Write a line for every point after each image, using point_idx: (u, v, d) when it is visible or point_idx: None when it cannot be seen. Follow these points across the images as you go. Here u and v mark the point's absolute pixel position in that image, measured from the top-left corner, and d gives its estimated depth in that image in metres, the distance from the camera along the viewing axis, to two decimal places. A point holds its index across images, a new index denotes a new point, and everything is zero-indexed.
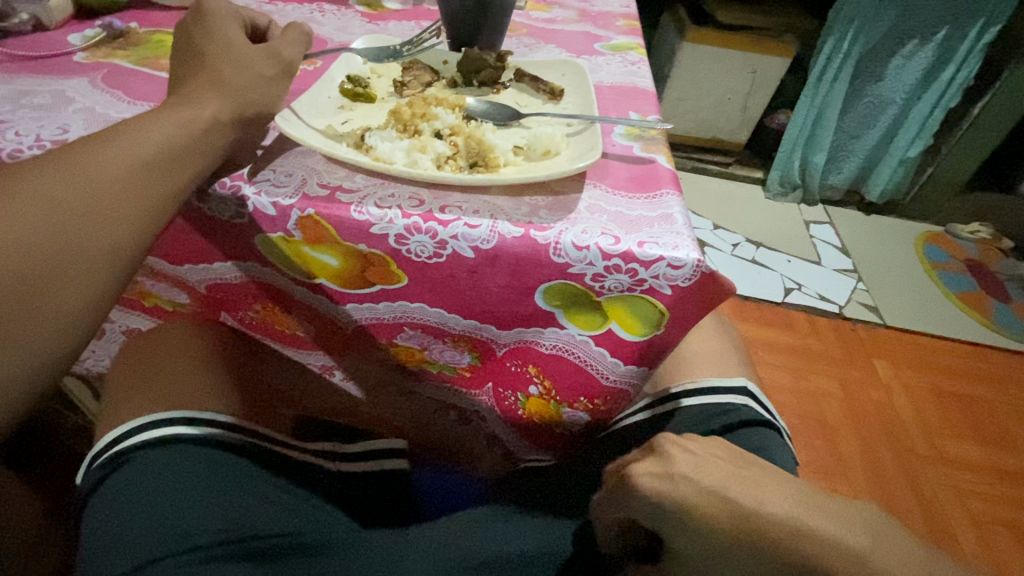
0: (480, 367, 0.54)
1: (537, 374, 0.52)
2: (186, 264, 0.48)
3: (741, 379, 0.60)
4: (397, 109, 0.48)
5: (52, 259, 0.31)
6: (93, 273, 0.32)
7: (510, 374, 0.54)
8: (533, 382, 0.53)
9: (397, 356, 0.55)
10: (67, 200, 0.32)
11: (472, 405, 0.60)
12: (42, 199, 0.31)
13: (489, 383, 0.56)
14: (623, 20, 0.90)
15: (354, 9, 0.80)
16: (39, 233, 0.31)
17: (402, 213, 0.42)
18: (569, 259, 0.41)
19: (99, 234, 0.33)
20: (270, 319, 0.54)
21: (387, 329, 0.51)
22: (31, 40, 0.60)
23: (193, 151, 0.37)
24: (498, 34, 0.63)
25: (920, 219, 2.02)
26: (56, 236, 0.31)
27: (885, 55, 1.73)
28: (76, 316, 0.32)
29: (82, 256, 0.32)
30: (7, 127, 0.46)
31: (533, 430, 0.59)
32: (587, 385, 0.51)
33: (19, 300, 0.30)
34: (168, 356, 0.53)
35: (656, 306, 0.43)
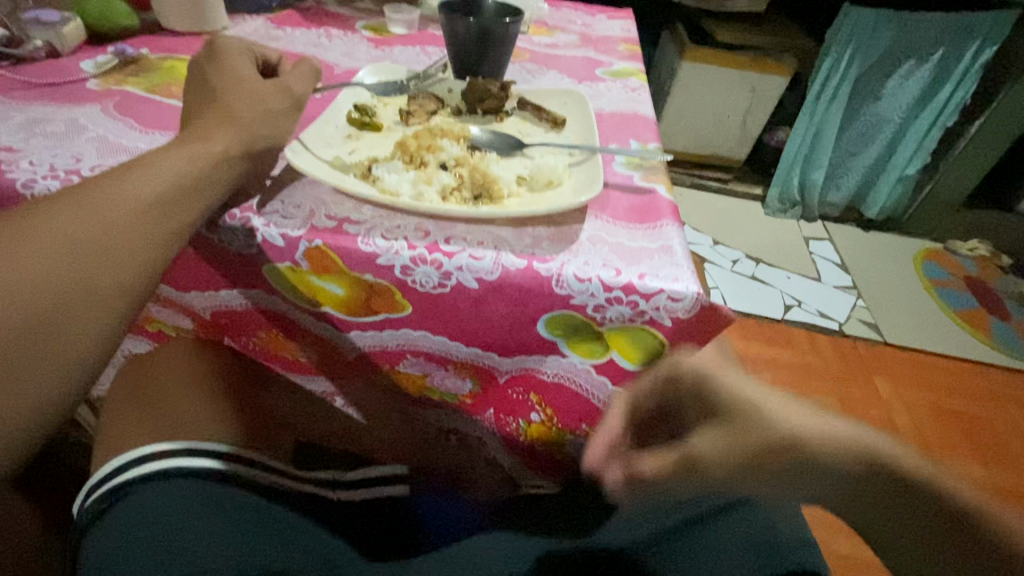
0: (480, 394, 0.55)
1: (538, 401, 0.53)
2: (194, 291, 0.49)
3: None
4: (403, 141, 0.49)
5: (68, 297, 0.31)
6: (106, 308, 0.33)
7: (511, 402, 0.54)
8: (534, 410, 0.54)
9: (400, 382, 0.55)
10: (82, 239, 0.33)
11: (473, 430, 0.60)
12: (58, 238, 0.32)
13: (490, 410, 0.56)
14: (624, 44, 0.92)
15: (360, 34, 0.82)
16: (56, 272, 0.31)
17: (407, 245, 0.42)
18: (571, 291, 0.42)
19: (113, 272, 0.33)
20: (274, 346, 0.55)
21: (391, 356, 0.51)
22: (44, 66, 0.61)
23: (204, 186, 0.38)
24: (502, 63, 0.64)
25: (918, 236, 2.03)
26: (72, 275, 0.32)
27: (883, 75, 1.75)
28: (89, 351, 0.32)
29: (95, 291, 0.32)
30: (22, 156, 0.47)
31: (531, 456, 0.60)
32: (587, 412, 0.52)
33: (33, 338, 0.30)
34: (171, 379, 0.54)
35: (656, 336, 0.44)
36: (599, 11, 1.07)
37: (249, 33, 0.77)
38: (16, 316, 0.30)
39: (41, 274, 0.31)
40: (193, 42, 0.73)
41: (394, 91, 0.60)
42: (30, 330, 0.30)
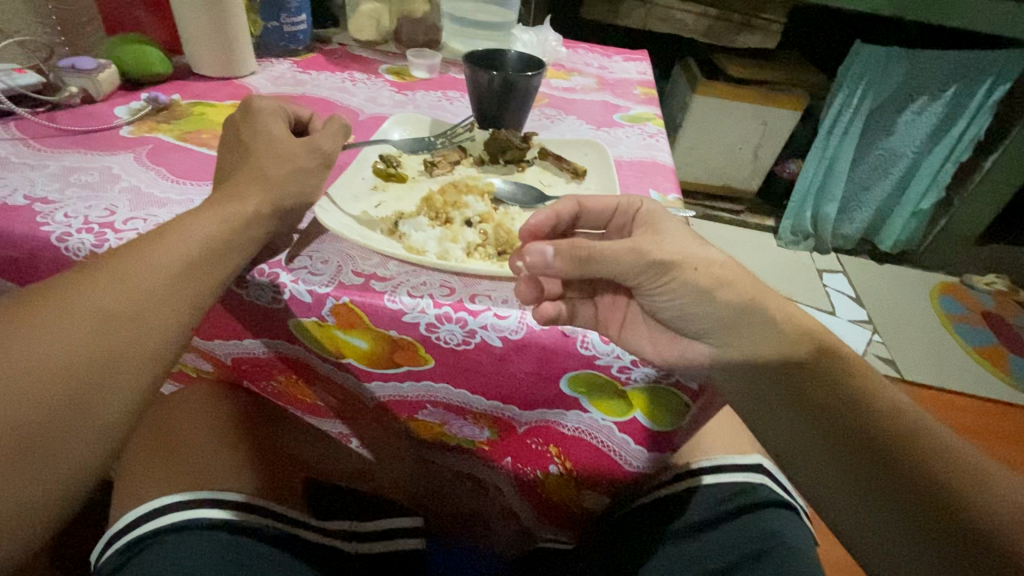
0: (498, 443, 0.53)
1: (557, 453, 0.51)
2: (217, 339, 0.49)
3: (756, 456, 0.59)
4: (430, 197, 0.50)
5: (99, 369, 0.31)
6: (136, 379, 0.32)
7: (530, 453, 0.53)
8: (554, 462, 0.52)
9: (417, 429, 0.54)
10: (113, 307, 0.32)
11: (490, 479, 0.58)
12: (90, 308, 0.32)
13: (509, 458, 0.54)
14: (641, 88, 0.93)
15: (383, 78, 0.84)
16: (86, 344, 0.31)
17: (433, 303, 0.43)
18: (596, 351, 0.42)
19: (144, 340, 0.33)
20: (291, 391, 0.55)
21: (409, 406, 0.50)
22: (79, 112, 0.63)
23: (234, 246, 0.39)
24: (523, 113, 0.65)
25: (934, 270, 2.01)
26: (102, 346, 0.31)
27: (895, 110, 1.76)
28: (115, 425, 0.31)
29: (125, 362, 0.32)
30: (56, 207, 0.47)
31: (548, 506, 0.58)
32: (608, 467, 0.51)
33: (65, 412, 0.29)
34: (191, 425, 0.55)
35: (681, 396, 0.43)
36: (615, 53, 1.09)
37: (276, 77, 0.79)
38: (46, 391, 0.29)
39: (73, 346, 0.30)
40: (222, 87, 0.75)
41: (421, 149, 0.60)
42: (59, 405, 0.29)
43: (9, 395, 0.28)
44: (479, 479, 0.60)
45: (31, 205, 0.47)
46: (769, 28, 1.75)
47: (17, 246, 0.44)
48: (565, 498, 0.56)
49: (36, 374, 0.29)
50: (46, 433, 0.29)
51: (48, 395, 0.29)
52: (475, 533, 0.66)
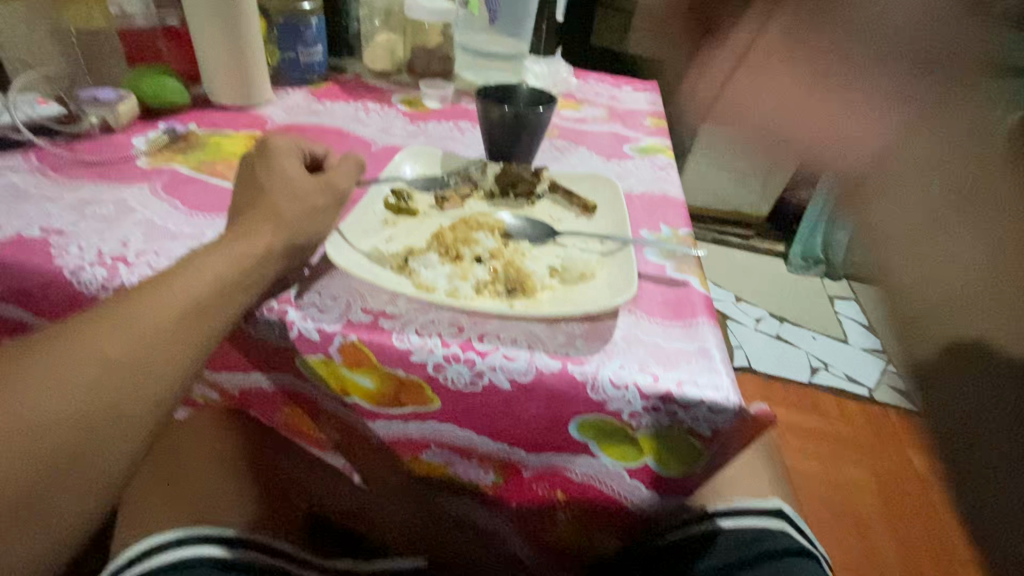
0: (503, 487, 0.51)
1: (564, 499, 0.50)
2: (225, 371, 0.48)
3: (774, 499, 0.57)
4: (441, 234, 0.51)
5: (100, 417, 0.31)
6: (137, 429, 0.32)
7: (535, 499, 0.51)
8: (560, 508, 0.51)
9: (420, 469, 0.53)
10: (116, 353, 0.32)
11: (492, 523, 0.56)
12: (95, 354, 0.32)
13: (513, 503, 0.52)
14: (651, 118, 0.94)
15: (396, 108, 0.85)
16: (87, 393, 0.31)
17: (441, 342, 0.42)
18: (606, 396, 0.41)
19: (147, 386, 0.32)
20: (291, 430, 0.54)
21: (413, 445, 0.49)
22: (98, 142, 0.64)
23: (242, 286, 0.39)
24: (534, 146, 0.66)
25: (949, 298, 1.97)
26: (104, 394, 0.31)
27: None
28: (114, 476, 0.31)
29: (129, 411, 0.32)
30: (70, 240, 0.48)
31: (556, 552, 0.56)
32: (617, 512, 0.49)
33: (64, 462, 0.29)
34: (195, 458, 0.55)
35: (693, 445, 0.42)
36: (626, 83, 1.10)
37: (291, 107, 0.80)
38: (47, 444, 0.29)
39: (74, 395, 0.30)
40: (238, 117, 0.76)
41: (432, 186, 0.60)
42: (60, 459, 0.29)
43: (9, 446, 0.28)
44: (477, 526, 0.58)
45: (46, 237, 0.48)
46: None
47: (30, 278, 0.45)
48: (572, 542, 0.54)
49: (38, 427, 0.29)
50: (46, 487, 0.29)
51: (49, 449, 0.29)
52: None
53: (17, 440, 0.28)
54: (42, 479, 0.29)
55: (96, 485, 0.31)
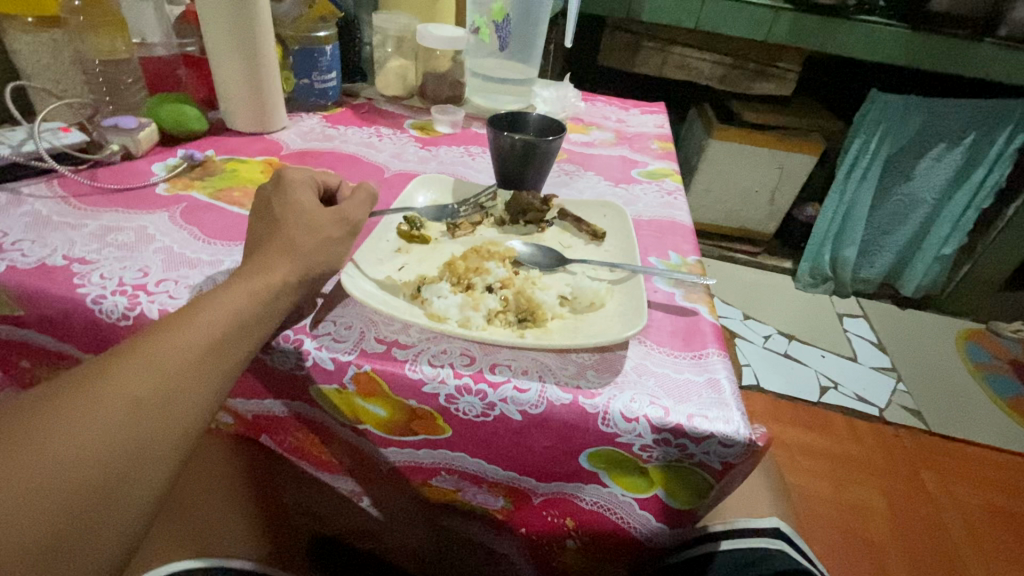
0: (513, 512, 0.52)
1: (573, 526, 0.50)
2: (242, 398, 0.49)
3: (770, 519, 0.56)
4: (452, 263, 0.52)
5: (126, 459, 0.31)
6: (160, 468, 0.33)
7: (545, 525, 0.51)
8: (570, 536, 0.51)
9: (429, 494, 0.53)
10: (142, 395, 0.33)
11: (502, 547, 0.56)
12: (120, 395, 0.32)
13: (522, 529, 0.53)
14: (658, 141, 0.95)
15: (408, 133, 0.87)
16: (114, 435, 0.31)
17: (453, 373, 0.43)
18: (617, 429, 0.41)
19: (171, 428, 0.33)
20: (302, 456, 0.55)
21: (424, 472, 0.50)
22: (119, 169, 0.66)
23: (259, 319, 0.40)
24: (544, 173, 0.67)
25: (961, 316, 1.95)
26: (130, 436, 0.32)
27: (913, 157, 1.76)
28: (136, 516, 0.32)
29: (152, 451, 0.32)
30: (93, 268, 0.49)
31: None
32: (627, 542, 0.49)
33: (91, 504, 0.30)
34: (208, 486, 0.56)
35: (705, 477, 0.42)
36: (633, 106, 1.12)
37: (306, 133, 0.82)
38: (74, 488, 0.29)
39: (103, 438, 0.31)
40: (254, 143, 0.78)
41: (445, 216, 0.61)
42: (86, 502, 0.30)
43: (40, 490, 0.29)
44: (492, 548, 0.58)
45: (69, 266, 0.49)
46: (785, 76, 1.78)
47: (54, 307, 0.46)
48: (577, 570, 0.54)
49: (64, 472, 0.29)
50: (72, 532, 0.29)
51: (76, 493, 0.30)
52: None
53: (44, 486, 0.29)
54: (69, 524, 0.29)
55: (119, 527, 0.31)
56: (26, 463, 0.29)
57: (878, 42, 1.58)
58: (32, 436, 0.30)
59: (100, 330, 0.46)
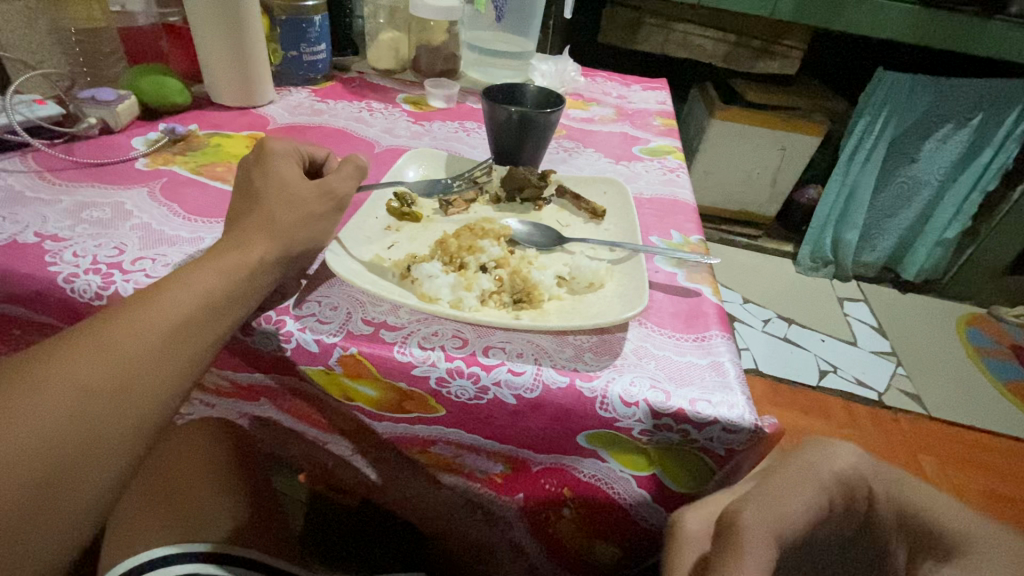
0: (512, 479, 0.48)
1: (570, 496, 0.47)
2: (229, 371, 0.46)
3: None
4: (444, 241, 0.49)
5: (81, 445, 0.30)
6: (119, 455, 0.31)
7: (543, 494, 0.48)
8: (565, 507, 0.48)
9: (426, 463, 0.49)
10: (96, 381, 0.31)
11: (505, 518, 0.51)
12: (73, 380, 0.31)
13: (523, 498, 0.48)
14: (660, 118, 0.92)
15: (400, 107, 0.83)
16: (66, 423, 0.30)
17: (444, 356, 0.41)
18: (616, 414, 0.39)
19: (130, 413, 0.32)
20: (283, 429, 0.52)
21: (419, 442, 0.47)
22: (97, 143, 0.63)
23: (235, 300, 0.38)
24: (541, 149, 0.64)
25: (961, 300, 1.93)
26: (84, 422, 0.30)
27: (917, 139, 1.72)
28: (96, 502, 0.31)
29: (109, 436, 0.31)
30: (65, 246, 0.46)
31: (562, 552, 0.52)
32: (624, 518, 0.47)
33: (45, 491, 0.29)
34: (187, 474, 0.54)
35: (706, 462, 0.41)
36: (635, 82, 1.08)
37: (295, 106, 0.79)
38: (24, 477, 0.28)
39: (53, 425, 0.30)
40: (240, 117, 0.74)
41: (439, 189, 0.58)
42: (38, 489, 0.29)
43: None
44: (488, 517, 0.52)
45: (41, 243, 0.47)
46: (789, 53, 1.73)
47: (21, 286, 0.43)
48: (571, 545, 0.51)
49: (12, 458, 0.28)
50: (26, 519, 0.28)
51: (24, 481, 0.28)
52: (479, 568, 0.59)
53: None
54: (17, 512, 0.28)
55: (76, 513, 0.30)
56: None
57: (886, 18, 1.53)
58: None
59: (74, 312, 0.44)
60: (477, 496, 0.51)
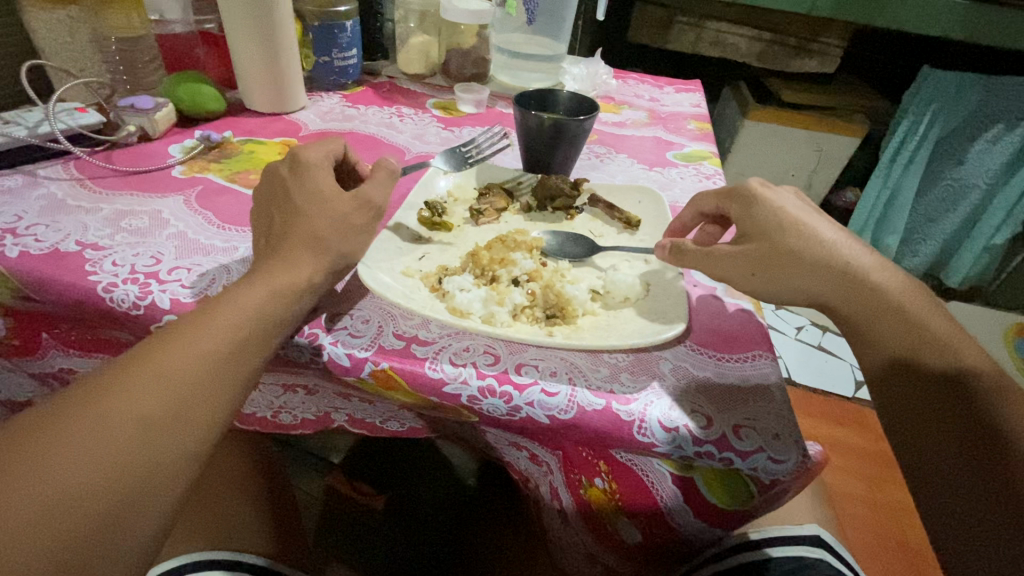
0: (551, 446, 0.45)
1: (606, 471, 0.45)
2: (272, 372, 0.46)
3: (812, 527, 0.58)
4: (476, 253, 0.48)
5: (139, 475, 0.30)
6: (172, 484, 0.31)
7: (579, 459, 0.46)
8: (598, 476, 0.46)
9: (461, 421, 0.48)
10: (152, 408, 0.31)
11: (545, 468, 0.51)
12: (129, 412, 0.31)
13: (560, 457, 0.47)
14: (694, 122, 0.89)
15: (430, 113, 0.83)
16: (126, 452, 0.30)
17: (476, 373, 0.40)
18: (655, 439, 0.37)
19: (183, 441, 0.32)
20: (310, 422, 0.54)
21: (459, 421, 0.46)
22: (136, 151, 0.64)
23: (278, 319, 0.38)
24: (573, 156, 0.62)
25: (1011, 310, 1.83)
26: (142, 452, 0.30)
27: (965, 139, 1.63)
28: (150, 537, 0.31)
29: (163, 467, 0.31)
30: (104, 255, 0.47)
31: (591, 516, 0.51)
32: (651, 511, 0.44)
33: (107, 521, 0.29)
34: (216, 484, 0.58)
35: (750, 487, 0.38)
36: (667, 83, 1.05)
37: (325, 112, 0.79)
38: (91, 507, 0.28)
39: (116, 454, 0.30)
40: (273, 123, 0.75)
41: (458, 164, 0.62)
42: (98, 522, 0.28)
43: (55, 510, 0.27)
44: (535, 470, 0.54)
45: (82, 252, 0.47)
46: (828, 51, 1.68)
47: (62, 295, 0.44)
48: (608, 521, 0.50)
49: (81, 487, 0.28)
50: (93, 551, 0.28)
51: (92, 511, 0.28)
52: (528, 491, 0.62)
53: (48, 515, 0.27)
54: (83, 544, 0.28)
55: (133, 548, 0.30)
56: (34, 489, 0.27)
57: (934, 13, 1.46)
58: (37, 457, 0.28)
59: (114, 322, 0.44)
60: (519, 443, 0.50)
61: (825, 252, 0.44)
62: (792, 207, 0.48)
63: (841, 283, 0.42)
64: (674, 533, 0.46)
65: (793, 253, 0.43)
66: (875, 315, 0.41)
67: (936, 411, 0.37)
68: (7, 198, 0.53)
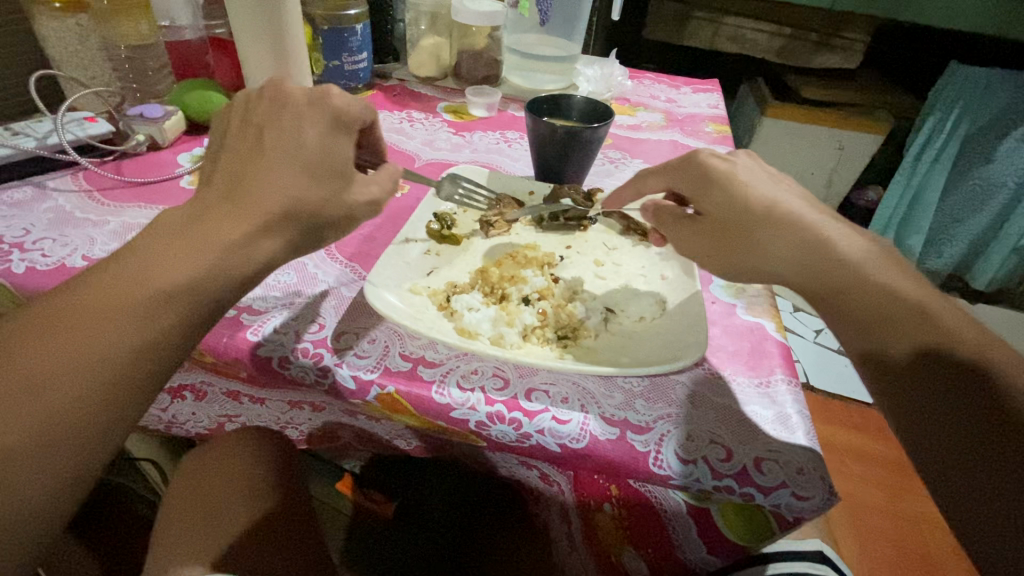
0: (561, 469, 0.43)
1: (615, 495, 0.42)
2: (275, 389, 0.45)
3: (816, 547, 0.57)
4: (486, 269, 0.47)
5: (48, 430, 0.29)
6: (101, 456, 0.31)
7: (587, 480, 0.43)
8: (607, 499, 0.43)
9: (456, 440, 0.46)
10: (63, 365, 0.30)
11: (551, 488, 0.49)
12: (29, 411, 0.29)
13: (568, 478, 0.45)
14: (712, 123, 0.87)
15: (441, 117, 0.81)
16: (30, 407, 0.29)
17: (485, 399, 0.38)
18: (671, 472, 0.35)
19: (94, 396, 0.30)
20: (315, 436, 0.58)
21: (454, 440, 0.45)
22: (145, 161, 0.63)
23: (211, 318, 0.34)
24: (587, 164, 0.61)
25: None
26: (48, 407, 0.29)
27: (994, 137, 1.56)
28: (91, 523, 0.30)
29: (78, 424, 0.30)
30: None
31: (596, 538, 0.49)
32: (659, 539, 0.42)
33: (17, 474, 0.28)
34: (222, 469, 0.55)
35: (769, 522, 0.36)
36: (684, 83, 1.03)
37: None
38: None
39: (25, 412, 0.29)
40: None
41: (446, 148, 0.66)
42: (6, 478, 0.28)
43: None
44: (540, 489, 0.52)
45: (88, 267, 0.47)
46: (852, 46, 1.62)
47: None
48: (612, 546, 0.48)
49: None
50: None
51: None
52: (534, 504, 0.60)
53: None
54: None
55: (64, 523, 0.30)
56: None
57: (964, 7, 1.41)
58: None
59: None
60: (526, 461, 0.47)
61: (852, 265, 0.41)
62: (758, 178, 0.45)
63: (824, 267, 0.41)
64: (682, 567, 0.44)
65: (756, 240, 0.42)
66: (874, 306, 0.39)
67: (966, 415, 0.34)
68: (15, 211, 0.53)
